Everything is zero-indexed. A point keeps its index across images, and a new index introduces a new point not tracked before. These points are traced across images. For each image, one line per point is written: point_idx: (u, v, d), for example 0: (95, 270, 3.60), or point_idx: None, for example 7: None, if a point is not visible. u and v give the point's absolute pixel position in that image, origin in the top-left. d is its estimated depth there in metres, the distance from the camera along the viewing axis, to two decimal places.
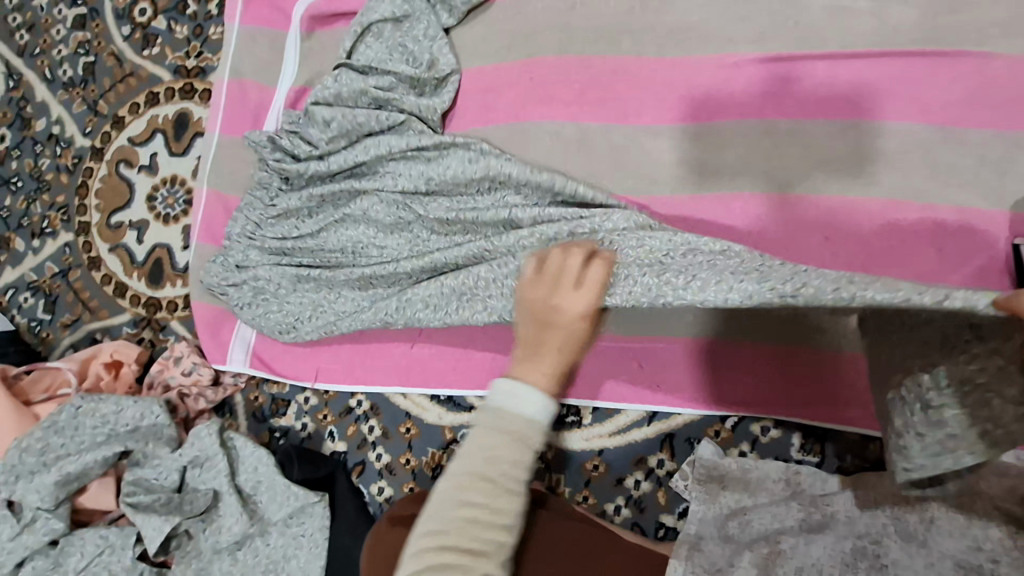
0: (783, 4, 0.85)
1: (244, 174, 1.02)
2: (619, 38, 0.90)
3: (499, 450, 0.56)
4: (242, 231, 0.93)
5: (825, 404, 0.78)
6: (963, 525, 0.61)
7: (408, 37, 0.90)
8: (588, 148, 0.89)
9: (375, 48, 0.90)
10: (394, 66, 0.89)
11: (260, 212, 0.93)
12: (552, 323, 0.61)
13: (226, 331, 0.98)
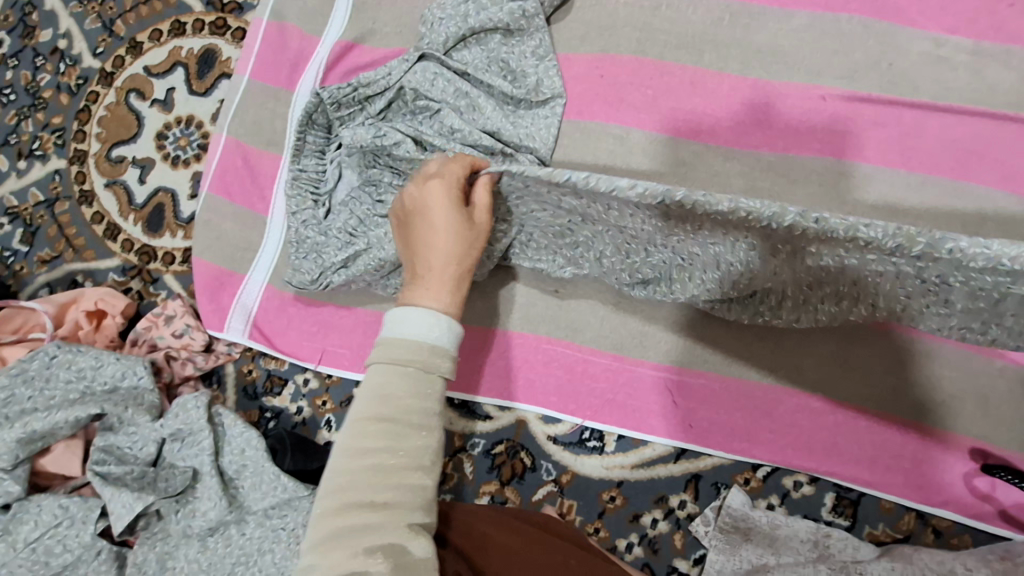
0: (879, 42, 0.80)
1: (270, 126, 0.92)
2: (702, 49, 0.84)
3: (388, 383, 0.53)
4: (342, 226, 0.81)
5: (883, 468, 0.74)
6: None
7: (513, 53, 0.83)
8: (653, 159, 0.82)
9: (475, 54, 0.84)
10: (490, 78, 0.82)
11: (347, 197, 0.83)
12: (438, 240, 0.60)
13: (227, 295, 0.89)
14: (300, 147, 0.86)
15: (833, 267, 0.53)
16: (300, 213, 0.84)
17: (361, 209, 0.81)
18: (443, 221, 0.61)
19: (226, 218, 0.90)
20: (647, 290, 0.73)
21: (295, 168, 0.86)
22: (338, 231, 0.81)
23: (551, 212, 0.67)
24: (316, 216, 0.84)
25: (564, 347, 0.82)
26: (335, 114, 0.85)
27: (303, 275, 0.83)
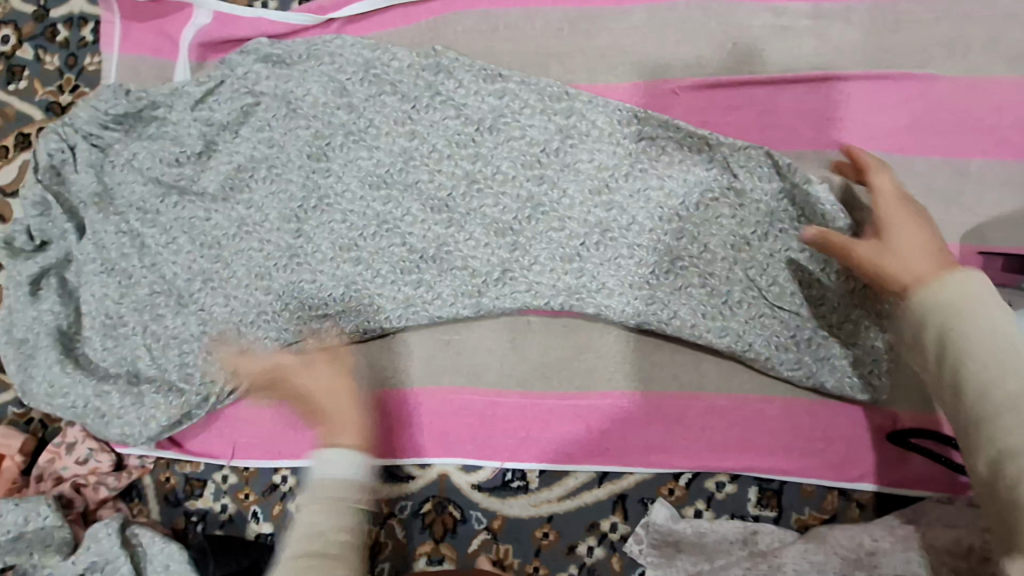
0: (719, 23, 0.77)
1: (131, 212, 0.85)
2: (547, 65, 0.81)
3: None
4: (244, 218, 0.86)
5: (800, 453, 0.75)
6: None
7: (209, 182, 0.85)
8: (519, 189, 0.80)
9: (199, 195, 0.85)
10: (210, 200, 0.85)
11: (238, 243, 0.86)
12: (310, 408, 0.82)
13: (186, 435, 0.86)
14: (163, 189, 0.85)
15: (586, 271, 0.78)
16: (188, 278, 0.85)
17: (239, 281, 0.85)
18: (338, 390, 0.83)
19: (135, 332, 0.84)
20: (464, 276, 0.81)
21: (147, 176, 0.84)
22: (213, 279, 0.86)
23: (325, 279, 0.84)
24: (170, 266, 0.85)
25: (470, 394, 0.82)
26: (192, 188, 0.85)
27: (120, 390, 0.83)
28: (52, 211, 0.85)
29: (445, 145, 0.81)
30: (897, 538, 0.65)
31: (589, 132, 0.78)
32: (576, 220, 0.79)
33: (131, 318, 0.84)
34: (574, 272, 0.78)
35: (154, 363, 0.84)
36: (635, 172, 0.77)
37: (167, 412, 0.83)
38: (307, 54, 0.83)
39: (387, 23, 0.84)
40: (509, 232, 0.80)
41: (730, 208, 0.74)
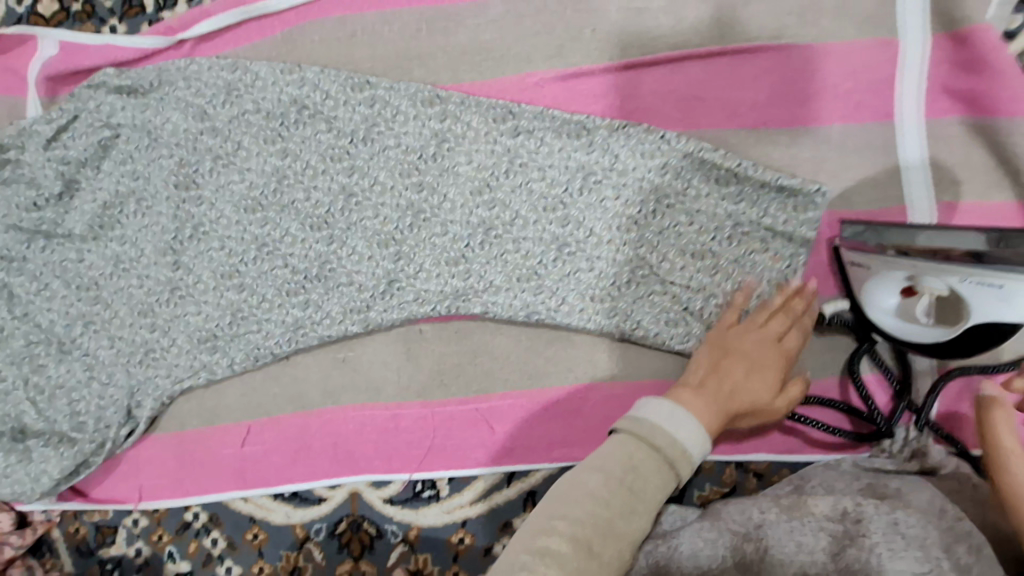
0: (576, 12, 0.77)
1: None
2: (410, 68, 0.79)
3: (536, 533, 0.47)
4: (120, 255, 0.82)
5: None
6: (792, 551, 0.60)
7: (76, 223, 0.81)
8: (396, 195, 0.78)
9: (67, 237, 0.82)
10: (81, 241, 0.82)
11: (118, 282, 0.83)
12: None
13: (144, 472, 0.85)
14: (26, 235, 0.81)
15: (469, 273, 0.77)
16: (68, 324, 0.82)
17: (123, 320, 0.83)
18: None
19: (21, 383, 0.81)
20: (353, 290, 0.79)
21: (6, 223, 0.80)
22: (95, 322, 0.83)
23: (210, 311, 0.82)
24: (44, 313, 0.82)
25: (371, 409, 0.81)
26: (58, 231, 0.81)
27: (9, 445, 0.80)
28: None
29: (317, 161, 0.79)
30: (782, 509, 0.65)
31: (463, 135, 0.77)
32: (457, 223, 0.77)
33: (11, 372, 0.81)
34: (459, 275, 0.77)
35: (42, 417, 0.81)
36: (512, 169, 0.76)
37: (60, 465, 0.80)
38: (159, 81, 0.80)
39: (242, 39, 0.81)
40: (391, 242, 0.78)
41: (611, 191, 0.74)
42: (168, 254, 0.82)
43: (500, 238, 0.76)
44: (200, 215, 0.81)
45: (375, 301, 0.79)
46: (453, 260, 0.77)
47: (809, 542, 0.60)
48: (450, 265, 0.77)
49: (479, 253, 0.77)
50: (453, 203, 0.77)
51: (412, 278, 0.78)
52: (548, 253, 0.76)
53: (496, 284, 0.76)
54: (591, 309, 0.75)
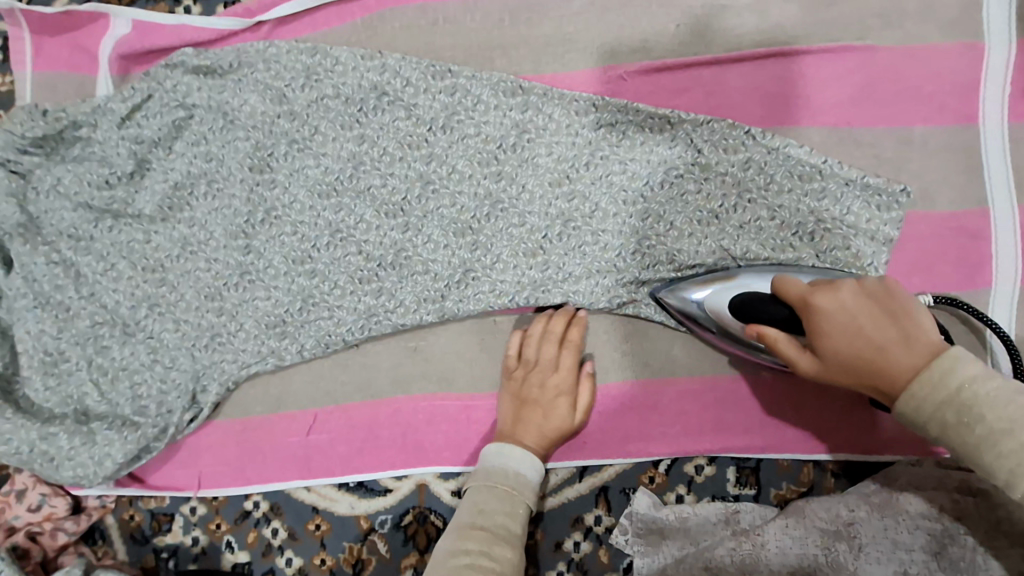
0: (660, 7, 0.77)
1: (65, 239, 0.79)
2: (492, 57, 0.79)
3: (484, 501, 0.67)
4: (188, 238, 0.81)
5: (774, 430, 0.75)
6: (889, 549, 0.63)
7: (145, 203, 0.80)
8: (475, 184, 0.77)
9: (136, 216, 0.80)
10: (150, 221, 0.81)
11: (185, 264, 0.81)
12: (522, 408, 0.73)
13: (205, 459, 0.83)
14: (95, 213, 0.80)
15: (548, 264, 0.76)
16: (132, 306, 0.81)
17: (189, 304, 0.81)
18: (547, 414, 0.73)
19: (86, 366, 0.79)
20: (427, 278, 0.78)
21: (76, 201, 0.79)
22: (160, 304, 0.81)
23: (279, 296, 0.81)
24: (110, 294, 0.80)
25: (442, 399, 0.80)
26: (127, 210, 0.80)
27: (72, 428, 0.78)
28: None
29: (396, 147, 0.78)
30: (870, 505, 0.66)
31: (545, 127, 0.76)
32: (537, 213, 0.76)
33: (73, 353, 0.79)
34: (537, 265, 0.76)
35: (104, 400, 0.79)
36: (595, 161, 0.76)
37: (123, 449, 0.78)
38: (238, 62, 0.79)
39: (320, 23, 0.81)
40: (469, 232, 0.77)
41: (694, 185, 0.74)
42: (238, 236, 0.81)
43: (580, 230, 0.76)
44: (273, 198, 0.80)
45: (451, 291, 0.78)
46: (532, 250, 0.76)
47: (907, 540, 0.63)
48: (529, 256, 0.76)
49: (559, 244, 0.76)
50: (533, 193, 0.77)
51: (488, 267, 0.77)
52: (629, 245, 0.75)
53: (575, 276, 0.76)
54: (671, 303, 0.75)
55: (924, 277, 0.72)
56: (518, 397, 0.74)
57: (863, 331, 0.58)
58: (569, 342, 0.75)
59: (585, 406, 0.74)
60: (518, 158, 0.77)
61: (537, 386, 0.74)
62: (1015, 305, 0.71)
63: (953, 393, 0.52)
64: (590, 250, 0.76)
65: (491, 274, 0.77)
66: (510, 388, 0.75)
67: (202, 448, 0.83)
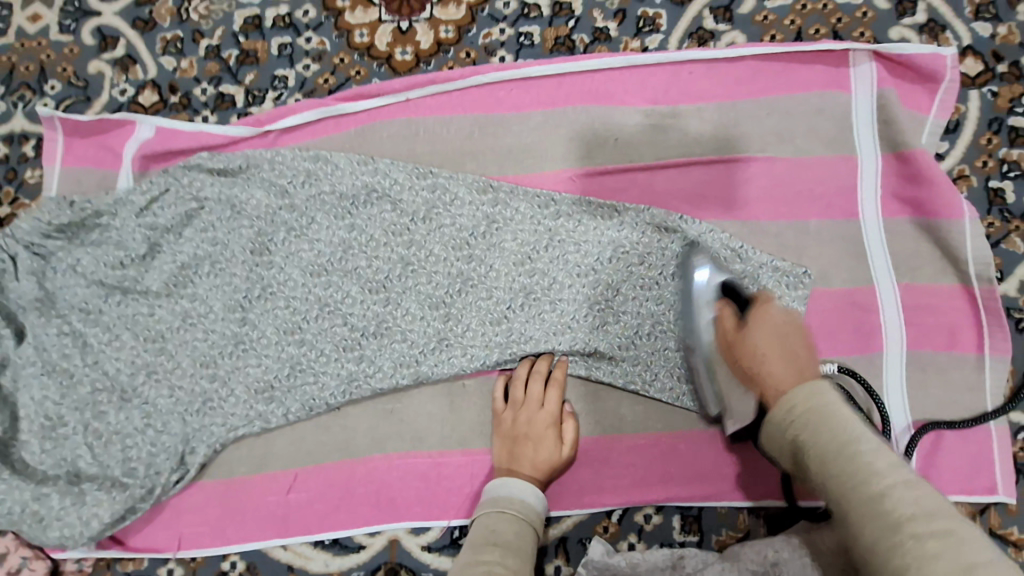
0: (601, 123, 0.94)
1: (76, 312, 0.88)
2: (464, 162, 0.95)
3: (494, 524, 0.73)
4: (189, 312, 0.91)
5: (712, 481, 0.85)
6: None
7: (154, 280, 0.90)
8: (448, 265, 0.90)
9: (143, 293, 0.90)
10: (157, 297, 0.91)
11: (183, 335, 0.90)
12: (515, 448, 0.82)
13: (185, 520, 0.88)
14: (106, 289, 0.89)
15: (510, 334, 0.88)
16: (131, 373, 0.88)
17: (184, 371, 0.89)
18: (538, 449, 0.82)
19: (82, 431, 0.86)
20: (405, 347, 0.89)
21: (91, 279, 0.89)
22: (157, 372, 0.89)
23: (269, 364, 0.90)
24: (111, 362, 0.88)
25: (415, 457, 0.88)
26: (136, 287, 0.90)
27: (65, 489, 0.84)
28: None
29: (381, 235, 0.91)
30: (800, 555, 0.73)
31: (510, 217, 0.91)
32: (502, 288, 0.89)
33: (70, 418, 0.86)
34: (502, 334, 0.88)
35: (96, 462, 0.85)
36: (551, 245, 0.90)
37: (111, 508, 0.84)
38: (245, 165, 0.93)
39: (319, 131, 0.96)
40: (442, 305, 0.90)
41: (635, 260, 0.88)
42: (237, 309, 0.91)
43: (537, 304, 0.89)
44: (270, 275, 0.91)
45: (425, 358, 0.88)
46: (497, 320, 0.89)
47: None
48: (495, 325, 0.88)
49: (520, 316, 0.88)
50: (497, 273, 0.90)
51: (459, 337, 0.89)
52: (580, 317, 0.88)
53: (535, 344, 0.87)
54: (617, 367, 0.87)
55: (828, 341, 0.87)
56: (511, 435, 0.83)
57: (770, 363, 0.70)
58: (552, 377, 0.86)
59: (570, 438, 0.83)
60: (487, 243, 0.91)
61: (526, 423, 0.83)
62: (903, 367, 0.85)
63: (886, 469, 0.53)
64: (546, 321, 0.88)
65: (461, 343, 0.88)
66: (500, 429, 0.85)
67: (186, 510, 0.88)
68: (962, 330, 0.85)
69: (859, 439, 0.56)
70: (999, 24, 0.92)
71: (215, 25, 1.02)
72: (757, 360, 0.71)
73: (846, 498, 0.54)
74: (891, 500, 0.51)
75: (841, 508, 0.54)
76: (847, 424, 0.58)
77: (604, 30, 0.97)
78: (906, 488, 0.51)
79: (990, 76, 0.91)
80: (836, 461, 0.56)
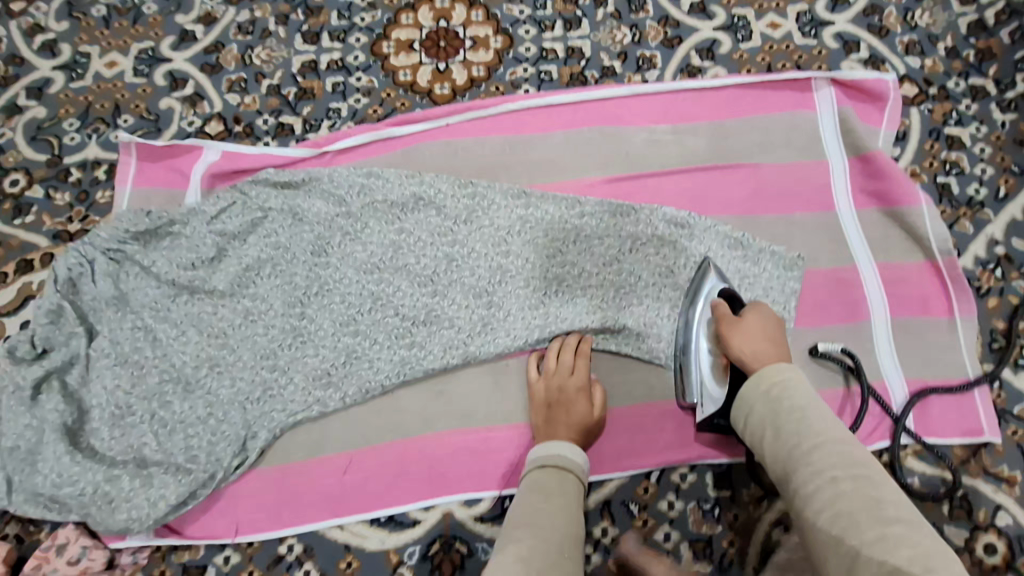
0: (614, 140, 1.10)
1: (148, 309, 0.96)
2: (498, 175, 1.09)
3: (541, 477, 0.81)
4: (252, 308, 0.99)
5: (740, 440, 0.93)
6: None
7: (220, 279, 0.99)
8: (489, 260, 1.02)
9: (210, 291, 0.98)
10: (223, 296, 0.99)
11: (245, 330, 0.98)
12: (551, 412, 0.90)
13: (243, 506, 0.91)
14: (176, 289, 0.98)
15: (547, 318, 0.98)
16: (196, 366, 0.95)
17: (246, 363, 0.96)
18: (572, 410, 0.90)
19: (149, 420, 0.90)
20: (453, 333, 0.98)
21: (162, 280, 0.97)
22: (220, 364, 0.95)
23: (326, 354, 0.97)
24: (178, 355, 0.95)
25: (464, 432, 0.95)
26: (203, 287, 0.98)
27: (133, 474, 0.88)
28: (64, 318, 0.94)
29: (428, 236, 1.03)
30: None
31: (542, 217, 1.04)
32: (538, 277, 1.01)
33: (137, 408, 0.91)
34: (540, 318, 0.98)
35: (160, 449, 0.90)
36: (579, 239, 1.03)
37: (177, 491, 0.88)
38: (305, 180, 1.05)
39: (370, 152, 1.10)
40: (484, 294, 1.00)
41: (652, 251, 1.01)
42: (297, 304, 1.00)
43: (570, 290, 1.00)
44: (327, 273, 1.01)
45: (471, 342, 0.97)
46: (535, 305, 0.99)
47: None
48: (533, 309, 0.99)
49: (555, 301, 0.99)
50: (533, 265, 1.02)
51: (501, 321, 0.98)
52: (608, 300, 0.99)
53: (570, 325, 0.98)
54: (644, 342, 0.97)
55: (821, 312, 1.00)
56: (546, 401, 0.92)
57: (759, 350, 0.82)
58: (581, 350, 0.95)
59: (600, 401, 0.92)
60: (522, 239, 1.03)
61: (560, 389, 0.92)
62: (890, 331, 0.98)
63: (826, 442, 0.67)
64: (578, 305, 0.99)
65: (503, 327, 0.98)
66: (535, 399, 0.93)
67: (244, 496, 0.92)
68: (932, 298, 1.00)
69: (807, 410, 0.71)
70: (924, 58, 1.14)
71: (277, 68, 1.18)
72: (742, 337, 0.84)
73: (789, 453, 0.68)
74: (821, 453, 0.66)
75: (784, 459, 0.69)
76: (798, 399, 0.72)
77: (610, 68, 1.17)
78: (833, 446, 0.66)
79: (924, 97, 1.12)
80: (785, 424, 0.71)
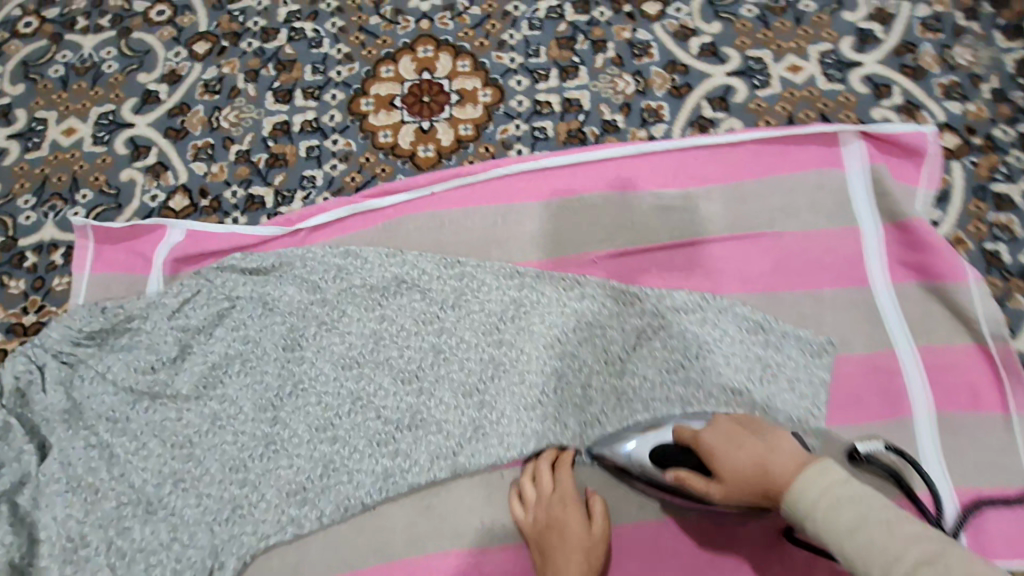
0: (618, 207, 0.99)
1: (104, 421, 0.87)
2: (489, 250, 0.98)
3: None
4: (218, 412, 0.89)
5: (766, 565, 0.81)
6: None
7: (183, 382, 0.90)
8: (480, 351, 0.91)
9: (171, 396, 0.89)
10: (185, 400, 0.89)
11: (212, 439, 0.88)
12: (545, 543, 0.80)
13: None
14: (134, 396, 0.88)
15: (545, 420, 0.88)
16: (158, 483, 0.85)
17: (212, 478, 0.86)
18: (567, 534, 0.79)
19: (106, 549, 0.82)
20: (440, 437, 0.88)
21: (119, 386, 0.88)
22: (183, 480, 0.86)
23: (301, 464, 0.87)
24: (138, 472, 0.85)
25: (454, 556, 0.84)
26: (165, 391, 0.89)
27: None
28: (12, 434, 0.85)
29: (411, 325, 0.93)
30: None
31: (538, 300, 0.93)
32: (534, 372, 0.90)
33: (93, 536, 0.82)
34: (538, 420, 0.88)
35: None
36: (580, 326, 0.92)
37: None
38: (277, 264, 0.95)
39: (348, 227, 1.00)
40: (475, 392, 0.89)
41: (660, 341, 0.90)
42: (268, 406, 0.90)
43: (571, 387, 0.89)
44: (302, 370, 0.91)
45: (461, 450, 0.87)
46: (532, 404, 0.89)
47: None
48: (530, 410, 0.88)
49: (554, 400, 0.88)
50: (529, 356, 0.91)
51: (494, 424, 0.88)
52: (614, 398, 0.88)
53: (571, 428, 0.87)
54: None
55: (854, 408, 0.87)
56: (536, 530, 0.81)
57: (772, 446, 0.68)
58: (562, 463, 0.85)
59: (598, 515, 0.81)
60: (516, 326, 0.92)
61: (547, 512, 0.81)
62: (933, 427, 0.85)
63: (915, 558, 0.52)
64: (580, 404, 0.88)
65: (496, 431, 0.88)
66: (524, 529, 0.82)
67: None
68: (984, 388, 0.86)
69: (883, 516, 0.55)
70: (967, 102, 1.01)
71: (246, 131, 1.08)
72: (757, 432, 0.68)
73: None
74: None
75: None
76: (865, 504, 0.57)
77: (612, 122, 1.05)
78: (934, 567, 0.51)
79: (967, 149, 0.98)
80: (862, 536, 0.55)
